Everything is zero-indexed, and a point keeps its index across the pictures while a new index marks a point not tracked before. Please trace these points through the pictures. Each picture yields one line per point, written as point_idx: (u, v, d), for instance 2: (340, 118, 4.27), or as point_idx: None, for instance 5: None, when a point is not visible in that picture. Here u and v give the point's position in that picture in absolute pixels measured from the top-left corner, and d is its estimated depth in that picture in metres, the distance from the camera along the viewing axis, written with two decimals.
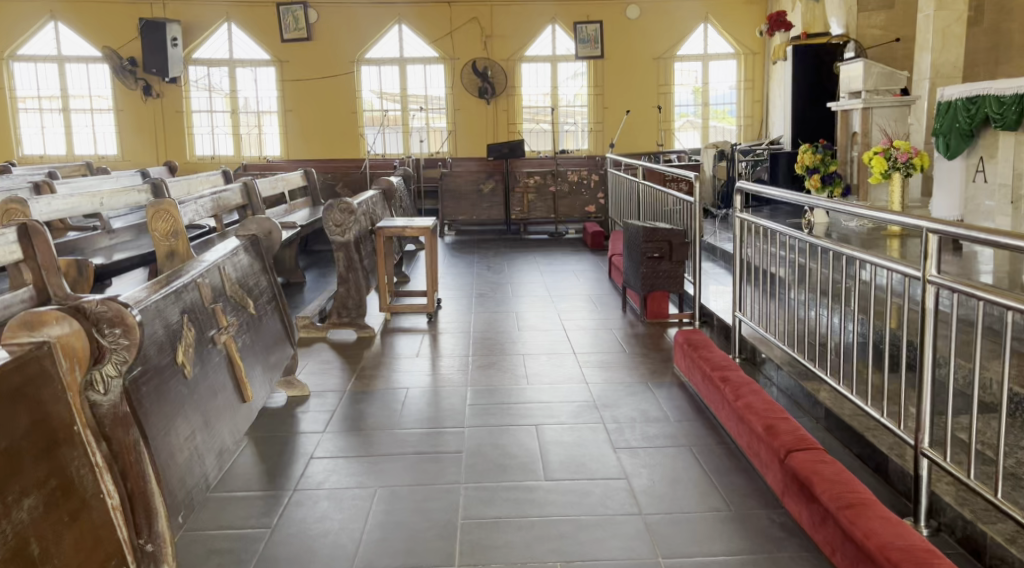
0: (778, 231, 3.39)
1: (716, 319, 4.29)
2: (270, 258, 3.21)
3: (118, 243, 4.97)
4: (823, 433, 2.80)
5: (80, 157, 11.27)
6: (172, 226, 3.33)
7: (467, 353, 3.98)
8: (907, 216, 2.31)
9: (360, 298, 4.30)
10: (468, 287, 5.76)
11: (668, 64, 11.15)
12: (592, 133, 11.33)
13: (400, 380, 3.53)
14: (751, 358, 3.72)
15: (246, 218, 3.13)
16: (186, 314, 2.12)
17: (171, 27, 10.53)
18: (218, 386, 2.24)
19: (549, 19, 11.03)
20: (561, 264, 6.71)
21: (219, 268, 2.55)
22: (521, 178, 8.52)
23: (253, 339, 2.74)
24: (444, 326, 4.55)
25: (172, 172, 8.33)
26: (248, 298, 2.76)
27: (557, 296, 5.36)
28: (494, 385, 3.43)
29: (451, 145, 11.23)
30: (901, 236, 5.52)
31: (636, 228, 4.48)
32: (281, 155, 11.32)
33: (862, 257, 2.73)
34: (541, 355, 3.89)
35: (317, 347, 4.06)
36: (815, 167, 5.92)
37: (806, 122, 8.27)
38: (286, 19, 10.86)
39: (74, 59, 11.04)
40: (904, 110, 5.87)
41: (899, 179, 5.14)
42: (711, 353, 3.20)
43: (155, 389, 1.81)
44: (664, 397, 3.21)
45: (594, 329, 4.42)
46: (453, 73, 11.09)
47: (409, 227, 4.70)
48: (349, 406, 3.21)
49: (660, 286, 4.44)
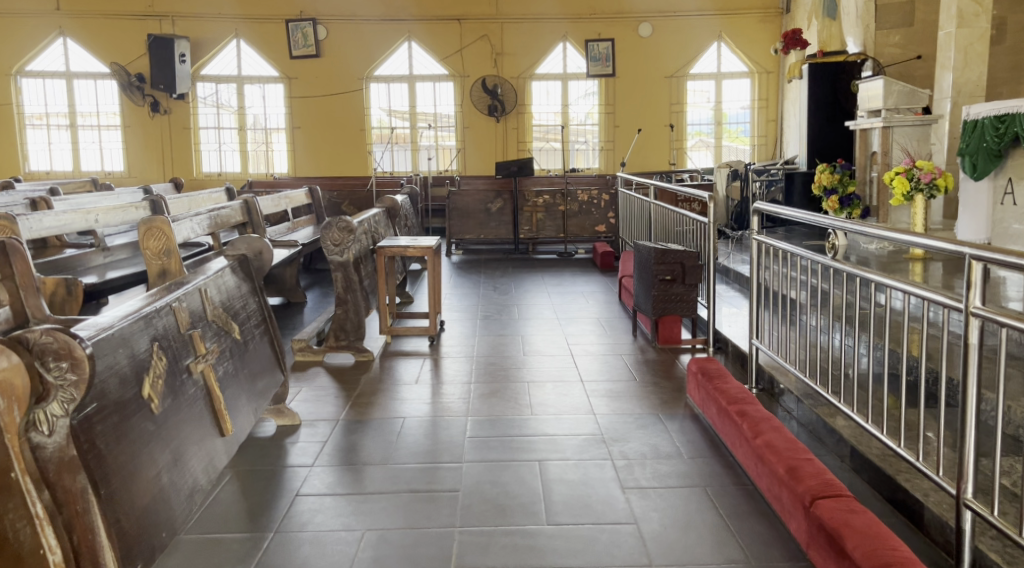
0: (793, 252, 3.18)
1: (730, 345, 4.10)
2: (260, 279, 3.04)
3: (114, 262, 4.84)
4: (849, 474, 2.59)
5: (87, 173, 11.24)
6: (164, 244, 3.19)
7: (469, 380, 3.79)
8: (943, 241, 2.10)
9: (358, 320, 4.13)
10: (474, 308, 5.59)
11: (680, 83, 11.00)
12: (602, 152, 11.20)
13: (398, 409, 3.34)
14: (767, 388, 3.50)
15: (236, 237, 2.98)
16: (156, 342, 1.96)
17: (179, 43, 10.52)
18: (192, 420, 2.07)
19: (560, 37, 10.93)
20: (571, 285, 6.54)
21: (201, 291, 2.39)
22: (530, 197, 8.37)
23: (238, 365, 2.57)
24: (446, 350, 4.37)
25: (177, 188, 8.24)
26: (233, 322, 2.60)
27: (564, 320, 5.16)
28: (497, 416, 3.24)
29: (460, 163, 11.13)
30: (925, 259, 5.30)
31: (646, 250, 4.30)
32: (288, 172, 11.24)
33: (887, 283, 2.53)
34: (546, 383, 3.69)
35: (313, 372, 3.89)
36: (833, 188, 5.72)
37: (823, 142, 8.09)
38: (295, 36, 10.84)
39: (83, 75, 11.04)
40: (925, 129, 5.67)
41: (922, 201, 4.93)
42: (728, 384, 3.00)
43: (115, 427, 1.63)
44: (676, 431, 3.00)
45: (603, 355, 4.22)
46: (463, 90, 11.00)
47: (412, 246, 4.54)
48: (342, 437, 3.02)
49: (671, 310, 4.25)
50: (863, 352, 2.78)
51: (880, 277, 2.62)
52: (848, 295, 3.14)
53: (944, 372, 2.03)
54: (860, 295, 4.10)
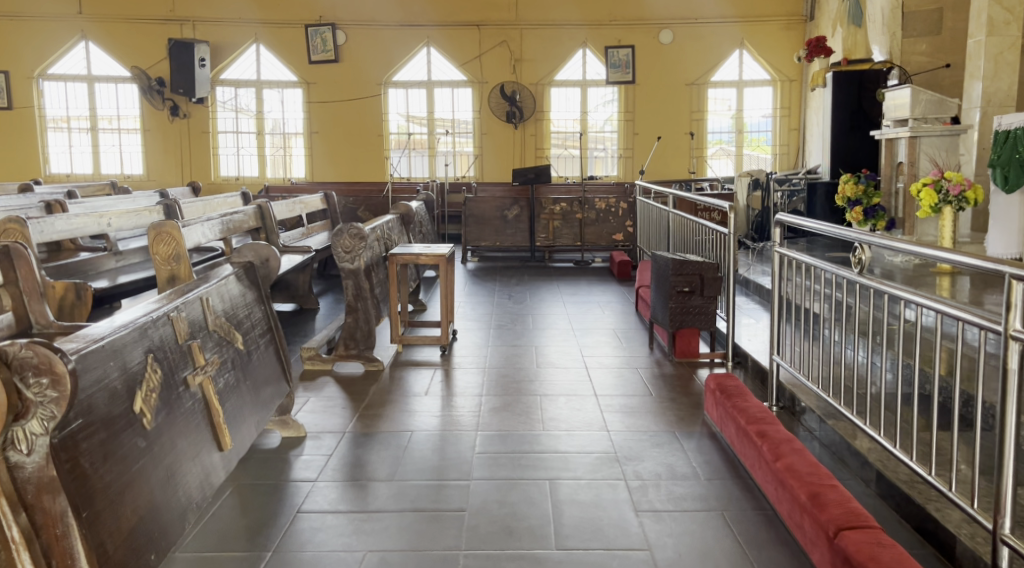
0: (815, 265, 3.06)
1: (750, 360, 3.97)
2: (267, 286, 2.98)
3: (125, 266, 4.80)
4: (875, 499, 2.46)
5: (107, 177, 11.33)
6: (173, 249, 3.13)
7: (481, 392, 3.70)
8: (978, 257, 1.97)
9: (368, 329, 4.06)
10: (488, 317, 5.50)
11: (701, 90, 10.87)
12: (621, 159, 11.10)
13: (407, 422, 3.26)
14: (788, 406, 3.36)
15: (242, 244, 2.92)
16: (151, 354, 1.89)
17: (199, 47, 10.55)
18: (188, 436, 2.00)
19: (580, 43, 10.85)
20: (587, 294, 6.43)
21: (202, 300, 2.33)
22: (547, 205, 8.28)
23: (240, 376, 2.49)
24: (457, 360, 4.28)
25: (194, 193, 8.25)
26: (236, 332, 2.53)
27: (579, 331, 5.06)
28: (508, 431, 3.15)
29: (478, 169, 11.07)
30: (953, 274, 5.11)
31: (664, 260, 4.19)
32: (305, 177, 11.24)
33: (914, 299, 2.41)
34: (560, 397, 3.59)
35: (322, 382, 3.82)
36: (857, 199, 5.57)
37: (847, 151, 7.93)
38: (314, 41, 10.85)
39: (104, 79, 11.13)
40: (954, 139, 5.50)
41: (951, 213, 4.77)
42: (746, 402, 2.89)
43: (102, 444, 1.57)
44: (692, 451, 2.89)
45: (618, 368, 4.11)
46: (481, 97, 10.95)
47: (425, 253, 4.46)
48: (348, 451, 2.94)
49: (689, 322, 4.13)
50: (890, 372, 2.65)
51: (903, 292, 2.50)
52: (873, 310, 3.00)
53: (980, 398, 1.91)
54: (886, 311, 3.95)
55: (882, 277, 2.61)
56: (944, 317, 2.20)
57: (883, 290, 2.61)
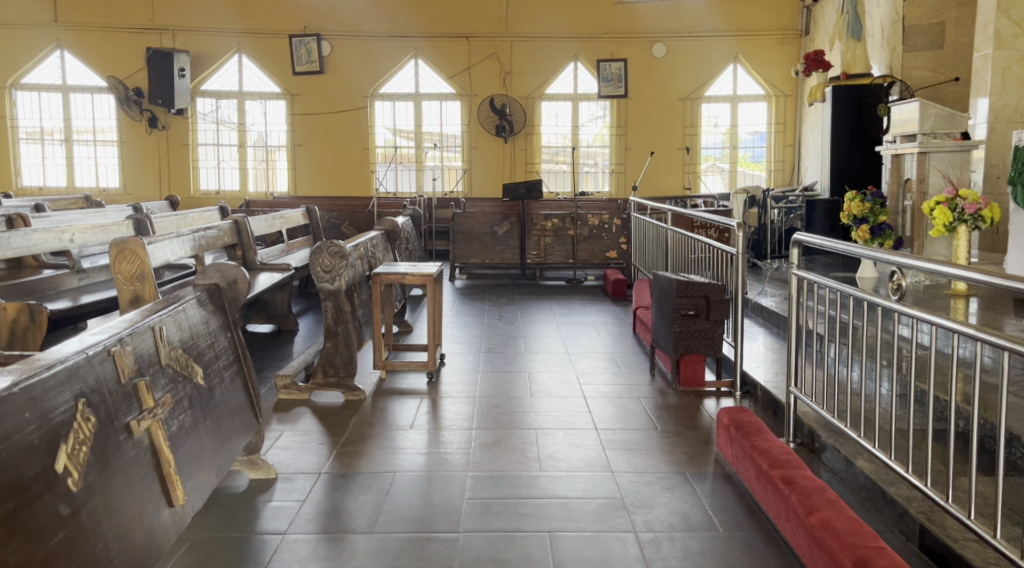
0: (825, 284, 2.81)
1: (760, 390, 3.71)
2: (235, 311, 2.69)
3: (89, 285, 4.48)
4: (917, 556, 2.19)
5: (81, 190, 10.98)
6: (138, 269, 2.83)
7: (470, 425, 3.40)
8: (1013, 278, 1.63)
9: (349, 355, 3.76)
10: (478, 340, 5.21)
11: (694, 105, 10.70)
12: (613, 175, 10.90)
13: (391, 462, 2.95)
14: (807, 442, 3.07)
15: (206, 265, 2.62)
16: (83, 398, 1.58)
17: (179, 57, 10.25)
18: (130, 495, 1.68)
19: (571, 56, 10.67)
20: (581, 315, 6.16)
21: (154, 331, 2.01)
22: (539, 221, 8.01)
23: (198, 415, 2.18)
24: (446, 388, 3.98)
25: (172, 206, 7.94)
26: (194, 365, 2.22)
27: (574, 355, 4.77)
28: (502, 471, 2.85)
29: (467, 184, 10.83)
30: (969, 296, 4.85)
31: (667, 281, 3.92)
32: (289, 191, 10.95)
33: (943, 324, 2.10)
34: (557, 431, 3.30)
35: (299, 414, 3.52)
36: (863, 217, 5.35)
37: (847, 168, 7.73)
38: (298, 52, 10.59)
39: (79, 89, 10.80)
40: (965, 155, 5.29)
41: (966, 233, 4.53)
42: (767, 442, 2.61)
43: (9, 516, 1.26)
44: (707, 496, 2.61)
45: (618, 397, 3.82)
46: (470, 109, 10.73)
47: (411, 272, 4.16)
48: (324, 496, 2.63)
49: (694, 348, 3.87)
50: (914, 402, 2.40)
51: (925, 315, 2.20)
52: (867, 321, 2.76)
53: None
54: (905, 336, 3.70)
55: (902, 299, 2.29)
56: (973, 343, 1.91)
57: (896, 309, 2.29)
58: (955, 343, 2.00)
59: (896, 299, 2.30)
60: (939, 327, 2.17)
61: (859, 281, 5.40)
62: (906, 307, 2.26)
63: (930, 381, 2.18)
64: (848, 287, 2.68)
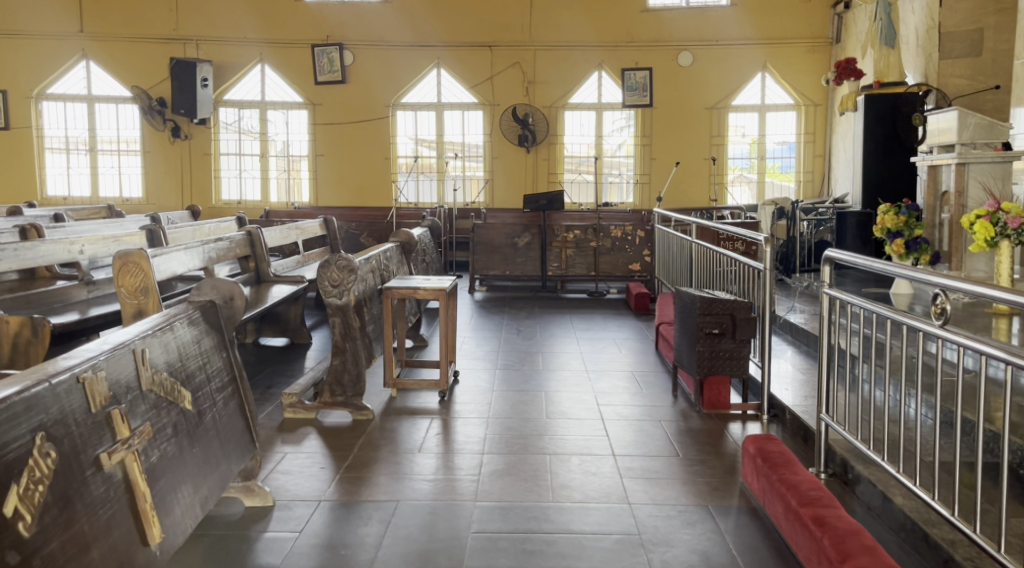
0: (853, 303, 2.61)
1: (788, 414, 3.50)
2: (232, 329, 2.62)
3: (99, 297, 4.41)
4: None
5: (105, 199, 11.08)
6: (142, 281, 2.70)
7: (482, 449, 3.24)
8: None
9: (358, 373, 3.63)
10: (495, 356, 5.06)
11: (721, 114, 10.48)
12: (638, 186, 10.71)
13: (396, 489, 2.81)
14: (840, 473, 2.84)
15: (202, 281, 2.57)
16: (43, 431, 1.47)
17: (202, 67, 10.30)
18: (96, 535, 1.56)
19: (595, 65, 10.52)
20: (601, 330, 5.98)
21: (135, 354, 1.92)
22: (560, 233, 7.85)
23: (184, 442, 2.08)
24: (458, 408, 3.83)
25: (193, 216, 7.91)
26: (180, 389, 2.12)
27: (593, 373, 4.59)
28: (512, 502, 2.69)
29: (488, 194, 10.72)
30: (1012, 314, 4.55)
31: (690, 298, 3.74)
32: (310, 202, 10.93)
33: (993, 353, 1.86)
34: (572, 457, 3.13)
35: (304, 435, 3.39)
36: (898, 230, 5.10)
37: (880, 180, 7.47)
38: (320, 61, 10.58)
39: (104, 99, 10.90)
40: (1006, 167, 5.03)
41: (1009, 248, 4.26)
42: (795, 474, 2.42)
43: None
44: (730, 533, 2.42)
45: (638, 420, 3.64)
46: (492, 119, 10.63)
47: (423, 286, 4.02)
48: (325, 527, 2.49)
49: (719, 369, 3.67)
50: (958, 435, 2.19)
51: (975, 343, 1.95)
52: (901, 343, 2.55)
53: None
54: (942, 358, 3.47)
55: (947, 324, 2.04)
56: None
57: (942, 335, 2.03)
58: (1009, 377, 1.76)
59: (940, 324, 2.05)
60: (990, 357, 1.92)
61: (892, 297, 5.14)
62: (952, 334, 2.00)
63: (976, 412, 1.96)
64: (879, 307, 2.46)
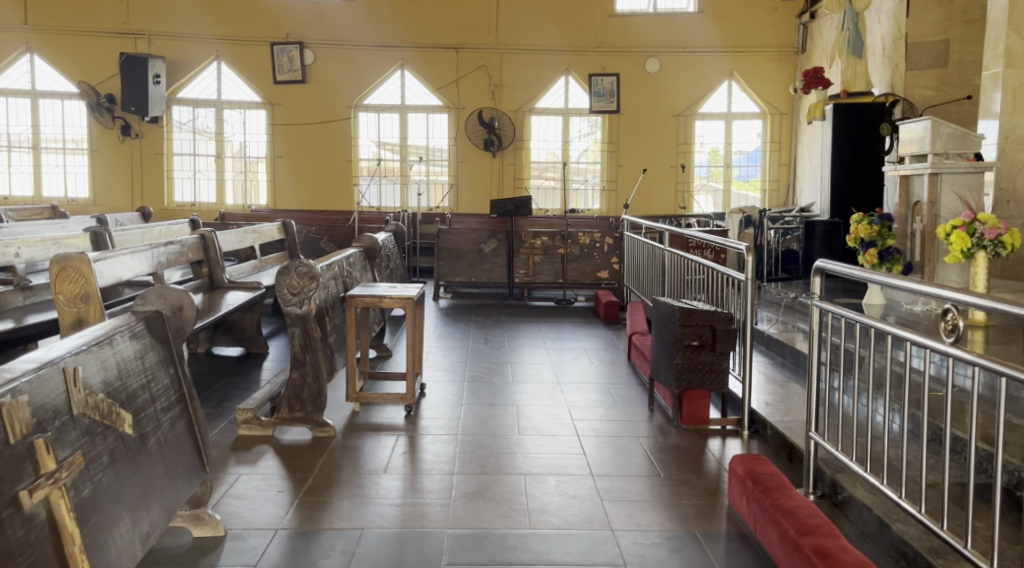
0: (843, 316, 2.48)
1: (770, 430, 3.38)
2: (180, 342, 2.39)
3: (37, 303, 4.10)
4: None
5: (49, 200, 10.58)
6: (83, 288, 2.43)
7: (451, 469, 3.05)
8: None
9: (318, 387, 3.40)
10: (462, 367, 4.87)
11: (688, 121, 10.47)
12: (604, 193, 10.64)
13: (360, 515, 2.59)
14: (829, 494, 2.72)
15: (147, 290, 2.33)
16: None
17: (154, 63, 9.89)
18: None
19: (562, 70, 10.41)
20: (571, 339, 5.84)
21: (65, 374, 1.69)
22: (527, 239, 7.68)
23: (122, 471, 1.84)
24: (425, 424, 3.62)
25: (144, 218, 7.56)
26: (119, 412, 1.88)
27: (564, 385, 4.43)
28: (486, 529, 2.50)
29: (453, 199, 10.52)
30: (987, 326, 4.49)
31: (669, 309, 3.59)
32: (268, 204, 10.59)
33: (1005, 373, 1.67)
34: (548, 478, 2.95)
35: (260, 455, 3.15)
36: (871, 241, 5.07)
37: (847, 190, 7.48)
38: (280, 60, 10.27)
39: (49, 95, 10.41)
40: (979, 177, 4.99)
41: (985, 259, 4.24)
42: (789, 500, 2.28)
43: None
44: (720, 562, 2.27)
45: (615, 437, 3.48)
46: (458, 123, 10.44)
47: (389, 295, 3.80)
48: (281, 560, 2.27)
49: (698, 383, 3.53)
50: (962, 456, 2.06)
51: (981, 360, 1.78)
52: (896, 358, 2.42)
53: None
54: (926, 372, 3.38)
55: (957, 341, 1.88)
56: None
57: (950, 354, 1.87)
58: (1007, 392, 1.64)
59: (950, 341, 1.89)
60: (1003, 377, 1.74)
61: (865, 308, 5.09)
62: (962, 352, 1.84)
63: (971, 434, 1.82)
64: (871, 320, 2.33)
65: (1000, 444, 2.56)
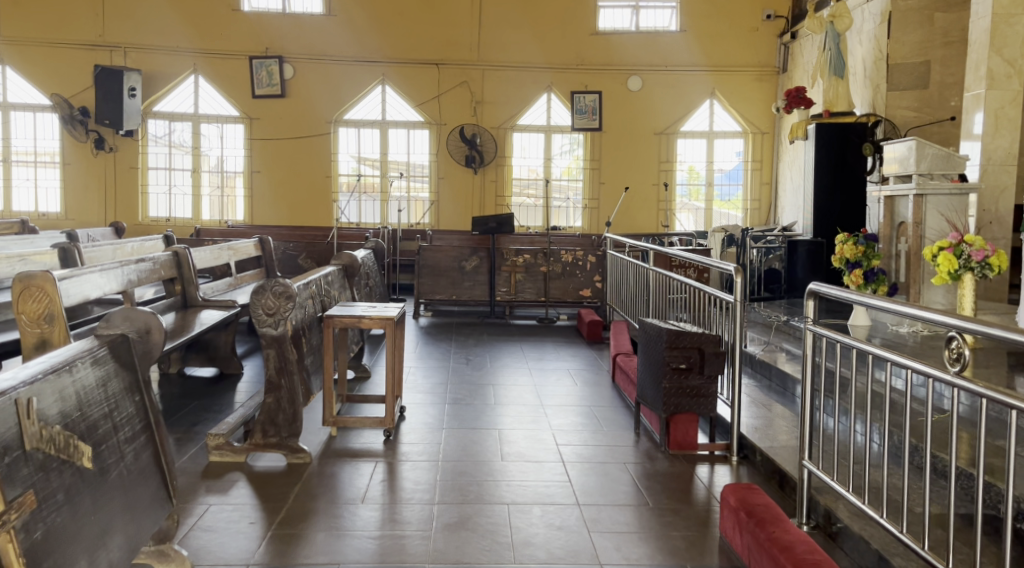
0: (838, 341, 2.41)
1: (759, 456, 3.30)
2: (147, 367, 2.26)
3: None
4: None
5: (19, 214, 10.33)
6: (46, 308, 2.29)
7: (432, 498, 2.92)
8: None
9: (293, 412, 3.27)
10: (443, 388, 4.74)
11: (670, 139, 10.50)
12: (586, 210, 10.60)
13: (335, 550, 2.45)
14: (823, 525, 2.64)
15: (113, 312, 2.21)
16: None
17: (130, 76, 9.71)
18: None
19: (544, 87, 10.40)
20: (554, 359, 5.74)
21: (18, 405, 1.56)
22: (509, 256, 7.59)
23: (80, 509, 1.71)
24: (404, 449, 3.49)
25: (117, 233, 7.37)
26: (78, 445, 1.75)
27: (547, 408, 4.32)
28: (469, 563, 2.38)
29: (434, 215, 10.43)
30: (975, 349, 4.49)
31: (656, 330, 3.52)
32: (245, 220, 10.43)
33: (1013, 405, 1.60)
34: (534, 508, 2.84)
35: (231, 484, 3.00)
36: (856, 261, 5.04)
37: (829, 209, 7.48)
38: (259, 74, 10.14)
39: (20, 106, 10.20)
40: (963, 198, 4.99)
41: (972, 281, 4.21)
42: (786, 534, 2.19)
43: None
44: None
45: (600, 463, 3.37)
46: (439, 139, 10.38)
47: (368, 315, 3.68)
48: None
49: (686, 408, 3.45)
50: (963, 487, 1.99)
51: (987, 392, 1.70)
52: None
53: None
54: (917, 397, 3.32)
55: (962, 371, 1.81)
56: None
57: (957, 384, 1.80)
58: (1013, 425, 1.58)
59: (955, 371, 1.82)
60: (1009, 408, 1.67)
61: (851, 329, 5.06)
62: (967, 382, 1.77)
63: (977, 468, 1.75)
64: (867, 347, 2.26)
65: (998, 473, 2.50)
